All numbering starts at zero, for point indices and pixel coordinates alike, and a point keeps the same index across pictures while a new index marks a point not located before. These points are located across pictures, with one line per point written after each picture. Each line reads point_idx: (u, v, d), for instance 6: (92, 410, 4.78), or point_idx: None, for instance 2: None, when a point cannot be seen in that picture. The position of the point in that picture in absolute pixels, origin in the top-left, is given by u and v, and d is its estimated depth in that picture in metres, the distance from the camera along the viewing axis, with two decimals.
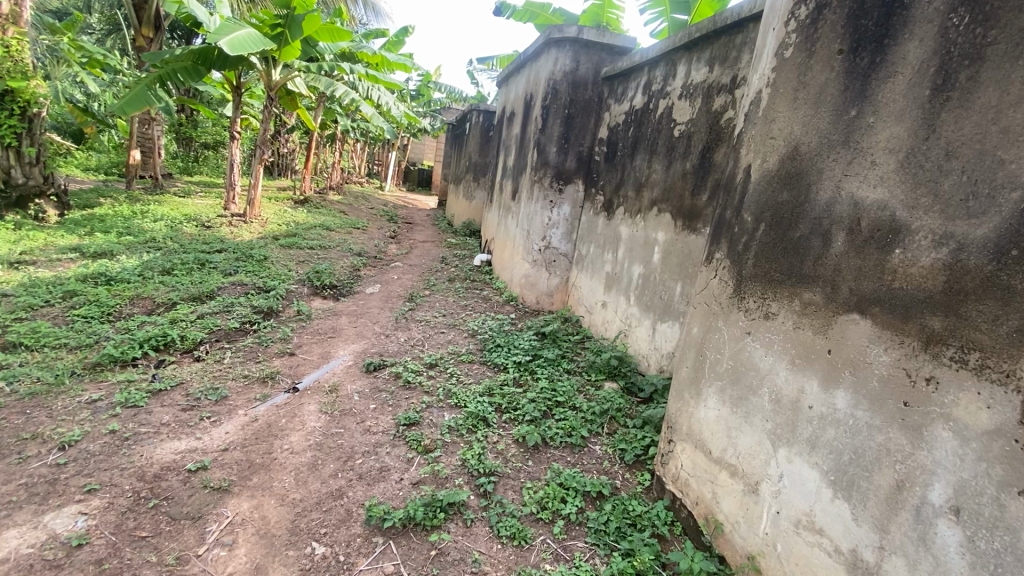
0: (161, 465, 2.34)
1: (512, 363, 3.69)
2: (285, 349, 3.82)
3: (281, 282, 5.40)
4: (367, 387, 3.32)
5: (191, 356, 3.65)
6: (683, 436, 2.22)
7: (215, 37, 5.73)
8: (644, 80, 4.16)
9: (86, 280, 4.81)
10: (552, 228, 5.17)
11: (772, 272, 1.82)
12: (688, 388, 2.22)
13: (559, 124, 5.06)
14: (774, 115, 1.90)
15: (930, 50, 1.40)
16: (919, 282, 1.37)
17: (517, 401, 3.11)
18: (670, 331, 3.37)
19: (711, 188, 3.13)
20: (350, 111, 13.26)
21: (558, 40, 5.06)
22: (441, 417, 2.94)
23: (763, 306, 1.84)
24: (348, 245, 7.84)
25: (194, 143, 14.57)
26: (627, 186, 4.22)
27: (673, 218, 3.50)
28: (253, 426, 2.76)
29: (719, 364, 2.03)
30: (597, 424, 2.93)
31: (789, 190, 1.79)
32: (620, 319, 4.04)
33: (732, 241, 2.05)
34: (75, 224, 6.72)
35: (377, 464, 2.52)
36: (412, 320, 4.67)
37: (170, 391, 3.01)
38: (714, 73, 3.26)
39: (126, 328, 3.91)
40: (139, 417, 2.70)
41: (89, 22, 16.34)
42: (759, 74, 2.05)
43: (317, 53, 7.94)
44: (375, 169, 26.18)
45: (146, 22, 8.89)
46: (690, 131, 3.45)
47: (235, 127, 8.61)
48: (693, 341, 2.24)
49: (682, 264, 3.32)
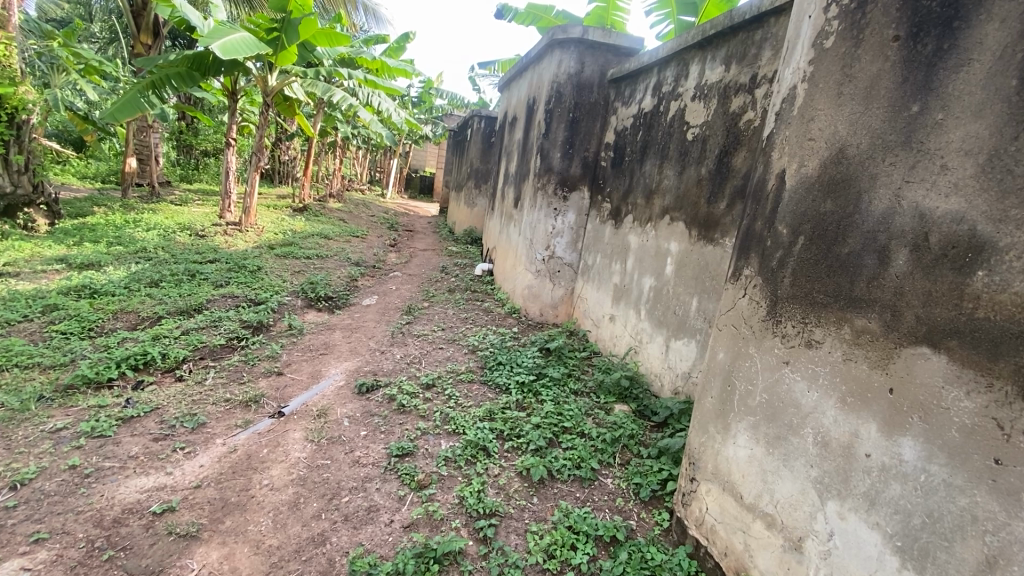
0: (122, 507, 2.11)
1: (515, 383, 3.43)
2: (272, 368, 3.58)
3: (274, 294, 5.18)
4: (358, 410, 3.08)
5: (172, 376, 3.42)
6: (708, 475, 1.97)
7: (206, 41, 5.56)
8: (653, 82, 3.94)
9: (69, 293, 4.59)
10: (556, 236, 4.94)
11: (815, 293, 1.57)
12: (714, 421, 1.97)
13: (563, 128, 4.83)
14: (814, 113, 1.66)
15: (1015, 32, 1.17)
16: (1011, 312, 1.14)
17: (520, 427, 2.86)
18: (686, 349, 3.12)
19: (731, 196, 2.90)
20: (350, 118, 13.14)
21: (562, 41, 4.84)
22: (437, 446, 2.69)
23: (804, 333, 1.60)
24: (346, 254, 7.62)
25: (195, 151, 14.48)
26: (636, 194, 3.99)
27: (688, 227, 3.26)
28: (230, 458, 2.51)
29: (750, 397, 1.79)
30: (608, 454, 2.68)
31: (834, 199, 1.55)
32: (629, 334, 3.79)
33: (763, 254, 1.81)
34: (65, 234, 6.54)
35: (364, 503, 2.27)
36: (409, 335, 4.42)
37: (144, 418, 2.78)
38: (731, 73, 3.03)
39: (105, 345, 3.68)
40: (105, 450, 2.46)
41: (90, 30, 16.24)
42: (792, 68, 1.81)
43: (315, 58, 7.74)
44: (377, 176, 26.09)
45: (144, 29, 8.77)
46: (705, 134, 3.22)
47: (231, 134, 8.36)
48: (718, 367, 2.00)
49: (698, 278, 3.08)
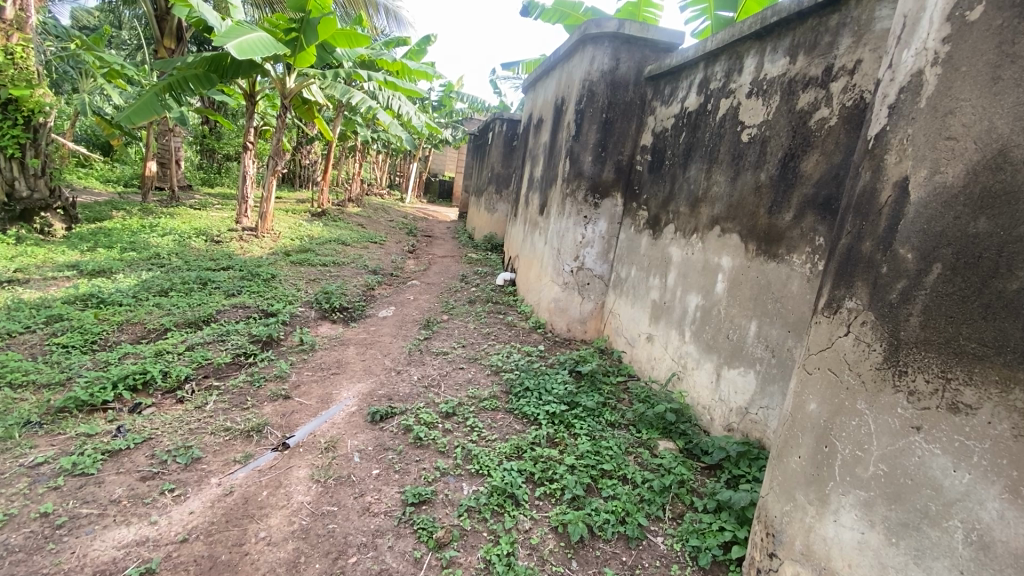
0: (95, 568, 1.83)
1: (545, 413, 3.07)
2: (278, 391, 3.26)
3: (287, 304, 4.91)
4: (369, 444, 2.74)
5: (173, 398, 3.16)
6: (796, 555, 1.59)
7: (221, 40, 5.34)
8: (698, 78, 3.56)
9: (75, 302, 4.38)
10: (585, 246, 4.57)
11: (963, 340, 1.24)
12: (804, 488, 1.59)
13: (595, 130, 4.47)
14: (953, 104, 1.30)
15: None
16: None
17: (553, 470, 2.50)
18: (742, 380, 2.75)
19: (799, 206, 2.52)
20: (370, 121, 12.97)
21: (595, 36, 4.48)
22: (459, 492, 2.35)
23: (947, 393, 1.25)
24: (363, 261, 7.34)
25: (217, 155, 14.51)
26: (677, 201, 3.61)
27: (743, 241, 2.87)
28: (225, 502, 2.22)
29: (859, 466, 1.42)
30: (657, 505, 2.31)
31: (991, 216, 1.21)
32: (670, 357, 3.41)
33: (875, 284, 1.44)
34: (80, 238, 6.40)
35: (374, 566, 1.94)
36: (428, 353, 4.09)
37: (134, 451, 2.50)
38: (798, 65, 2.65)
39: (105, 362, 3.43)
40: (85, 492, 2.19)
41: (120, 36, 16.55)
42: (911, 50, 1.45)
43: (334, 59, 7.49)
44: (397, 180, 25.97)
45: (167, 33, 8.68)
46: (765, 135, 2.83)
47: (249, 137, 8.17)
48: (809, 420, 1.62)
49: (758, 299, 2.70)
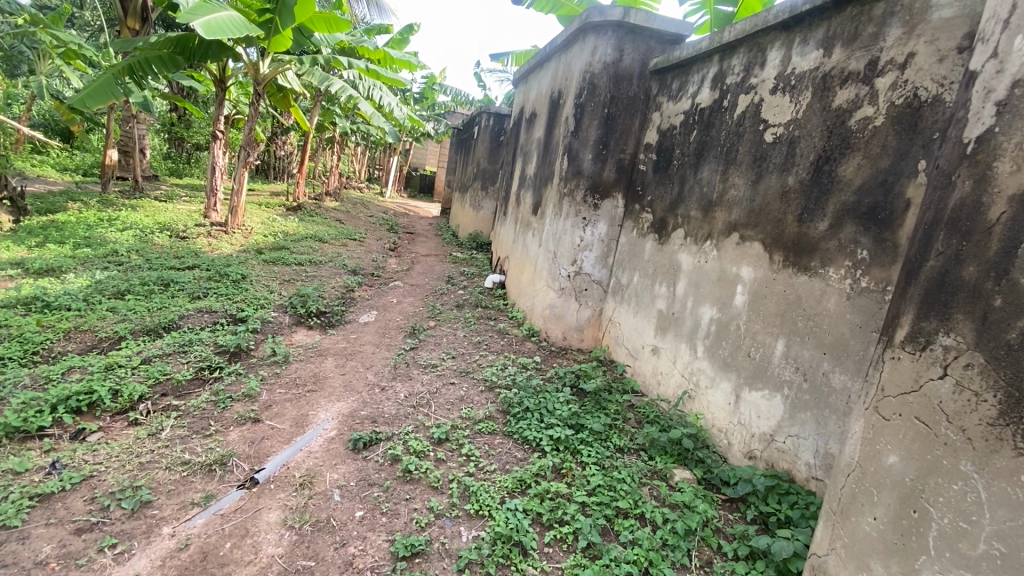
0: None
1: (547, 438, 2.78)
2: (247, 413, 2.89)
3: (257, 308, 4.49)
4: (351, 478, 2.41)
5: (125, 421, 2.76)
6: None
7: (187, 17, 4.86)
8: (712, 72, 3.30)
9: (16, 306, 3.89)
10: (584, 250, 4.28)
11: None
12: (882, 557, 1.36)
13: (596, 126, 4.18)
14: None
15: None
16: None
17: (563, 510, 2.21)
18: (766, 404, 2.50)
19: (836, 215, 2.27)
20: (349, 111, 12.46)
21: (597, 25, 4.17)
22: (457, 540, 2.05)
23: None
24: (342, 261, 6.91)
25: (187, 144, 13.78)
26: (688, 204, 3.34)
27: (768, 250, 2.61)
28: (178, 561, 1.87)
29: (965, 541, 1.19)
30: (682, 551, 2.04)
31: None
32: (680, 373, 3.15)
33: (983, 319, 1.20)
34: (29, 233, 5.85)
35: None
36: (414, 366, 3.74)
37: (70, 493, 2.12)
38: (834, 58, 2.39)
39: (46, 377, 2.99)
40: (4, 552, 1.82)
41: (83, 17, 15.64)
42: None
43: (312, 44, 7.00)
44: (377, 173, 25.35)
45: (131, 13, 8.03)
46: (793, 135, 2.57)
47: (219, 126, 7.62)
48: (886, 476, 1.37)
49: (786, 315, 2.45)
